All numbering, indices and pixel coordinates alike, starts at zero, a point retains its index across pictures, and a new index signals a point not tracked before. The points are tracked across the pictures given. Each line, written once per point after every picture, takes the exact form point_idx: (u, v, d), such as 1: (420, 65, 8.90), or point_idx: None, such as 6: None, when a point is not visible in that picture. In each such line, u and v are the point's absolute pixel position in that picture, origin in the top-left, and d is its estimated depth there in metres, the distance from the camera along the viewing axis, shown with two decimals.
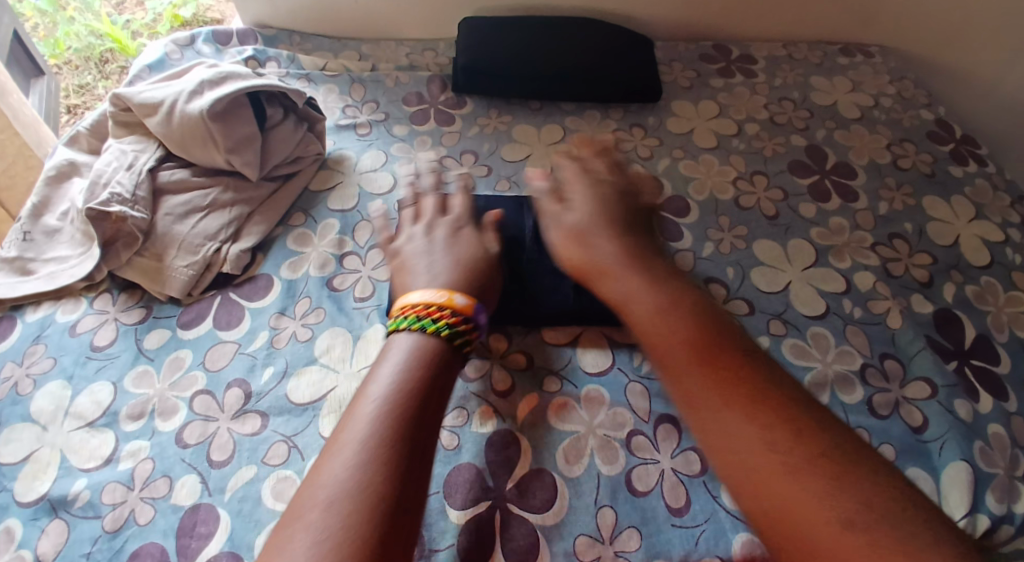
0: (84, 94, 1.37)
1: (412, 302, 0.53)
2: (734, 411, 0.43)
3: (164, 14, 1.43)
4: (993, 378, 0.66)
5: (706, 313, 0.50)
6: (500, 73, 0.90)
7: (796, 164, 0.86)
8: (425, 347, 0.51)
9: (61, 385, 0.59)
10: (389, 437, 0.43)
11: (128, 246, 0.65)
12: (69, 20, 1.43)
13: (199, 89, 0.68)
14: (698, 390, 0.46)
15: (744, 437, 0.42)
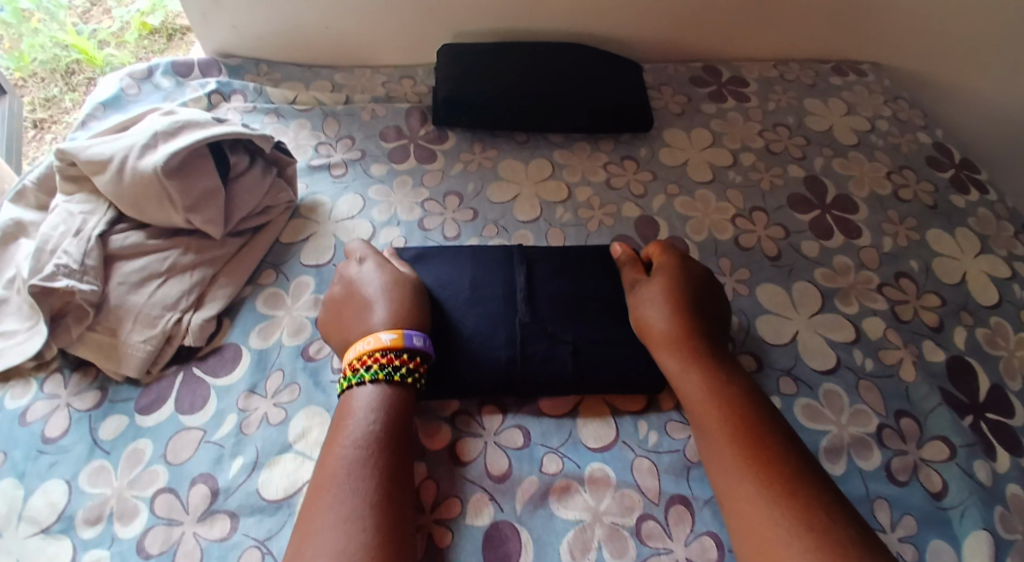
0: (51, 108, 1.20)
1: (354, 355, 0.55)
2: (758, 481, 0.49)
3: (131, 22, 1.29)
4: (1009, 433, 0.63)
5: (746, 404, 0.54)
6: (483, 104, 0.85)
7: (797, 198, 0.82)
8: (385, 398, 0.53)
9: (12, 484, 0.53)
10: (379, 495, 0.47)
11: (79, 320, 0.59)
12: (32, 29, 1.20)
13: (151, 141, 0.61)
14: (732, 462, 0.51)
15: (768, 522, 0.46)
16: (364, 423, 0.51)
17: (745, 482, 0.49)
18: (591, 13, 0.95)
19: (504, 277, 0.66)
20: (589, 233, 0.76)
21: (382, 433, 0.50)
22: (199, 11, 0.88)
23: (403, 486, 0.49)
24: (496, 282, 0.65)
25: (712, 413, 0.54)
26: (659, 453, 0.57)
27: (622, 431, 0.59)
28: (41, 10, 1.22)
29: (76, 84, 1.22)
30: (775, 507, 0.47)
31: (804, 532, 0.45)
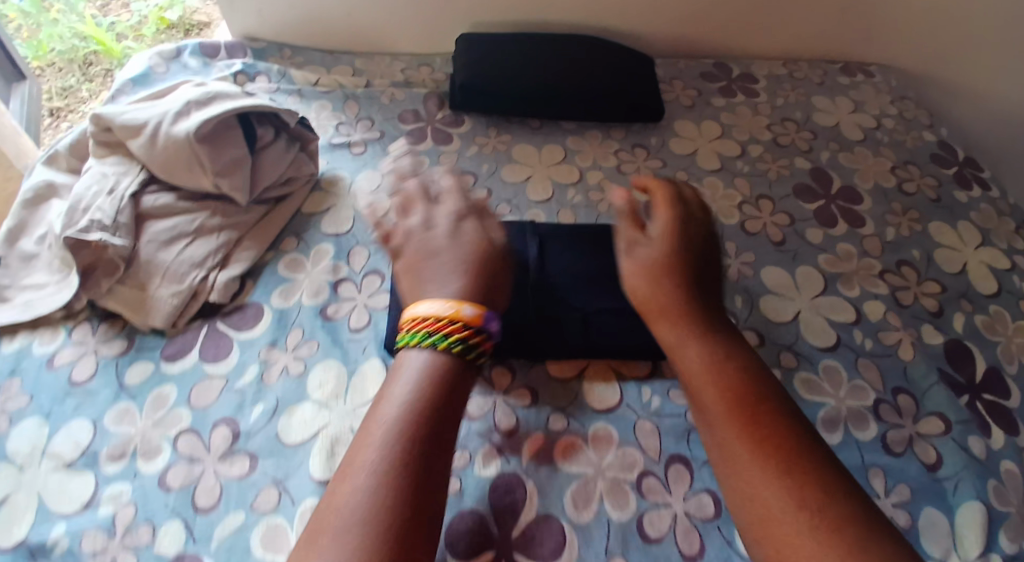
0: (68, 97, 1.26)
1: (415, 317, 0.55)
2: (756, 442, 0.47)
3: (149, 16, 1.35)
4: (1006, 413, 0.64)
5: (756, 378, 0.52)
6: (500, 90, 0.88)
7: (802, 188, 0.84)
8: (435, 366, 0.52)
9: (37, 423, 0.56)
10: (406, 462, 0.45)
11: (108, 274, 0.62)
12: (54, 22, 1.30)
13: (185, 109, 0.65)
14: (726, 420, 0.49)
15: (778, 499, 0.44)
16: (407, 386, 0.50)
17: (738, 442, 0.48)
18: (606, 8, 0.98)
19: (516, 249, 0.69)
20: (599, 214, 0.79)
21: (424, 400, 0.49)
22: None
23: (445, 450, 0.48)
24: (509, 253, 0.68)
25: (714, 388, 0.52)
26: (661, 416, 0.59)
27: (626, 395, 0.61)
28: (61, 3, 1.33)
29: (92, 73, 1.28)
30: (784, 485, 0.45)
31: (813, 498, 0.44)
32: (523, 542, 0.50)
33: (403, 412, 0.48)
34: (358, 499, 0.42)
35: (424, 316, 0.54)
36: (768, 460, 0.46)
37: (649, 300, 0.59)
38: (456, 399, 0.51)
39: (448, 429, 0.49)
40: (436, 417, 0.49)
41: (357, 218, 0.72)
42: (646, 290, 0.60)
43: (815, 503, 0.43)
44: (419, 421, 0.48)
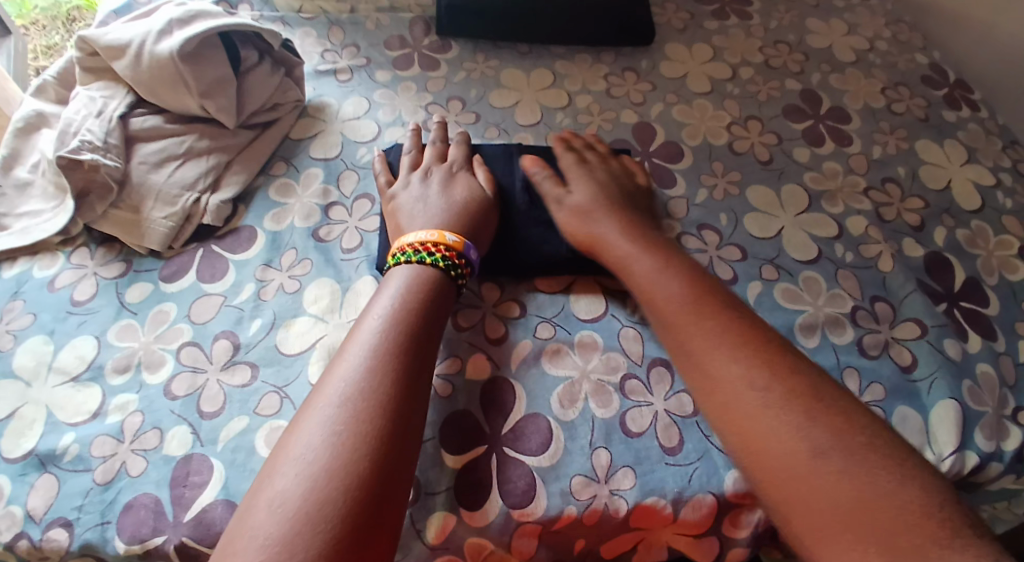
0: (53, 55, 1.26)
1: (404, 243, 0.59)
2: (746, 366, 0.50)
3: None
4: (981, 320, 0.67)
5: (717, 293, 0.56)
6: (487, 14, 0.86)
7: (791, 109, 0.84)
8: (419, 277, 0.56)
9: (42, 340, 0.57)
10: (387, 355, 0.49)
11: (102, 197, 0.62)
12: None
13: (167, 28, 0.64)
14: (709, 348, 0.52)
15: (752, 393, 0.48)
16: (382, 314, 0.52)
17: (724, 369, 0.50)
18: None
19: (503, 172, 0.70)
20: (587, 137, 0.79)
21: (408, 305, 0.53)
22: None
23: (426, 352, 0.51)
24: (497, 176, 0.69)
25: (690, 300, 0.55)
26: (644, 323, 0.62)
27: (611, 306, 0.63)
28: None
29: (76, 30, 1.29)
30: (760, 383, 0.49)
31: (797, 417, 0.46)
32: (512, 437, 0.54)
33: (376, 338, 0.50)
34: (321, 419, 0.45)
35: (412, 242, 0.58)
36: (755, 382, 0.49)
37: (593, 237, 0.62)
38: (431, 326, 0.53)
39: (422, 355, 0.51)
40: (408, 342, 0.51)
41: (347, 144, 0.73)
42: (587, 229, 0.63)
43: (798, 421, 0.46)
44: (390, 346, 0.50)
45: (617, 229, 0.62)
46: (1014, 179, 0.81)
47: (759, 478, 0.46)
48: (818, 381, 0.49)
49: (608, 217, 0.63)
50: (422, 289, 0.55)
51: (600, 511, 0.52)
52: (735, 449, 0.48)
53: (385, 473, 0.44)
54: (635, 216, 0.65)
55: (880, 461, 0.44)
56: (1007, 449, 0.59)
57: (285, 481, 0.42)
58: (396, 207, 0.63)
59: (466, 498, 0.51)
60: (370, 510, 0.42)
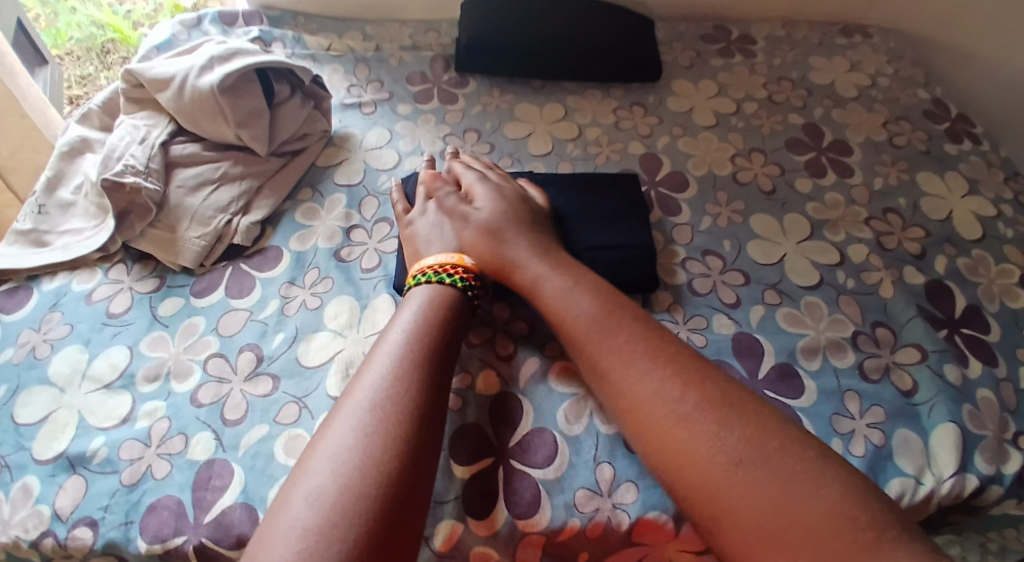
0: (86, 85, 1.39)
1: (423, 265, 0.62)
2: (654, 381, 0.50)
3: (165, 5, 1.43)
4: (983, 346, 0.68)
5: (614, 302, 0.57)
6: (504, 52, 0.92)
7: (793, 142, 0.87)
8: (441, 293, 0.59)
9: (78, 349, 0.61)
10: (412, 364, 0.52)
11: (142, 218, 0.67)
12: (71, 11, 1.42)
13: (208, 64, 0.70)
14: (619, 361, 0.53)
15: (658, 398, 0.50)
16: (405, 326, 0.55)
17: (631, 383, 0.51)
18: None
19: None
20: (596, 167, 0.82)
21: (431, 319, 0.56)
22: None
23: (448, 362, 0.55)
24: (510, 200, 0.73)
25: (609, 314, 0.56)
26: None
27: None
28: None
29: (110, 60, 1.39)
30: (671, 388, 0.50)
31: (728, 445, 0.46)
32: (519, 450, 0.56)
33: (401, 346, 0.53)
34: (351, 421, 0.48)
35: (432, 265, 0.61)
36: (668, 395, 0.49)
37: (496, 256, 0.62)
38: (451, 336, 0.57)
39: (442, 363, 0.54)
40: (431, 351, 0.54)
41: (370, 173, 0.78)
42: (493, 250, 0.63)
43: (720, 435, 0.46)
44: (414, 354, 0.53)
45: (527, 245, 0.63)
46: (1017, 210, 0.83)
47: (680, 490, 0.47)
48: (737, 398, 0.49)
49: (517, 235, 0.63)
50: (442, 303, 0.58)
51: (602, 524, 0.53)
52: (657, 462, 0.48)
53: (411, 471, 0.46)
54: (526, 233, 0.64)
55: (796, 468, 0.44)
56: (1008, 473, 0.59)
57: (318, 477, 0.45)
58: (414, 230, 0.67)
59: (474, 507, 0.53)
60: (400, 508, 0.44)
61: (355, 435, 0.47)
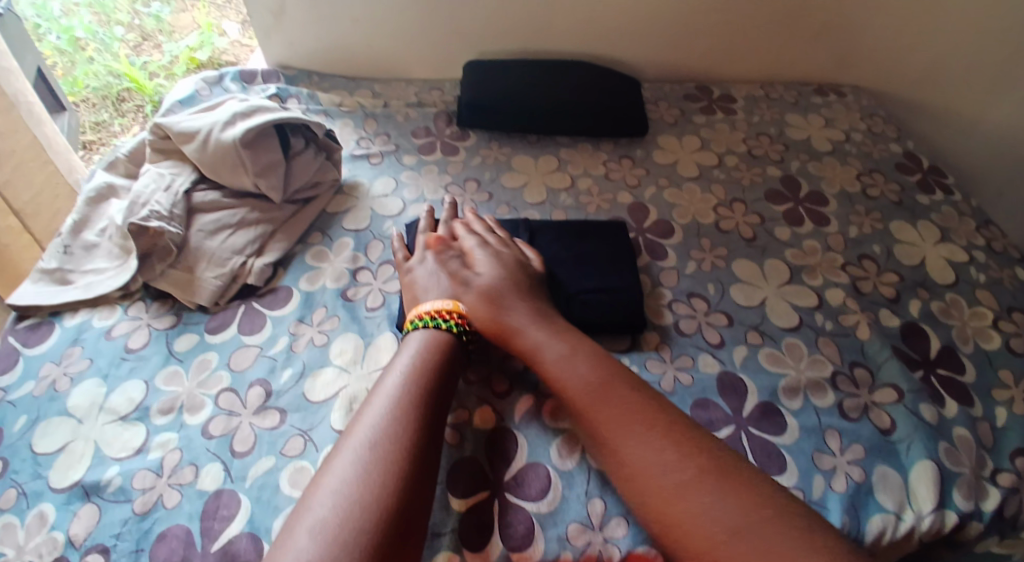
0: (100, 130, 1.47)
1: (422, 310, 0.66)
2: (660, 449, 0.54)
3: (181, 56, 1.49)
4: (957, 386, 0.71)
5: (608, 365, 0.61)
6: (502, 110, 0.99)
7: (772, 193, 0.93)
8: (438, 339, 0.63)
9: (97, 383, 0.65)
10: (410, 405, 0.56)
11: (162, 259, 0.72)
12: (89, 61, 1.49)
13: (231, 120, 0.76)
14: (619, 425, 0.56)
15: (654, 463, 0.53)
16: (403, 369, 0.59)
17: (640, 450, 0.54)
18: (597, 35, 1.09)
19: None
20: (587, 215, 0.88)
21: (428, 362, 0.60)
22: (266, 29, 1.05)
23: (443, 404, 0.58)
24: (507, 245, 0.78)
25: (593, 378, 0.59)
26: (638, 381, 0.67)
27: None
28: (97, 42, 1.52)
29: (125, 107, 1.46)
30: (662, 452, 0.54)
31: (721, 510, 0.50)
32: (513, 484, 0.59)
33: (398, 389, 0.57)
34: (351, 458, 0.51)
35: (428, 311, 0.65)
36: (667, 465, 0.53)
37: (498, 323, 0.65)
38: (446, 379, 0.60)
39: (437, 405, 0.57)
40: (426, 394, 0.57)
41: (376, 218, 0.83)
42: (492, 316, 0.65)
43: (714, 501, 0.50)
44: (411, 397, 0.56)
45: (526, 312, 0.65)
46: (987, 256, 0.88)
47: (676, 548, 0.50)
48: (727, 464, 0.53)
49: (514, 302, 0.66)
50: (437, 348, 0.62)
51: (594, 557, 0.55)
52: (653, 525, 0.52)
53: (408, 507, 0.49)
54: (534, 298, 0.67)
55: (786, 532, 0.48)
56: (986, 509, 0.62)
57: (321, 510, 0.48)
58: (417, 272, 0.72)
59: (470, 539, 0.56)
60: (398, 542, 0.47)
61: (354, 474, 0.50)
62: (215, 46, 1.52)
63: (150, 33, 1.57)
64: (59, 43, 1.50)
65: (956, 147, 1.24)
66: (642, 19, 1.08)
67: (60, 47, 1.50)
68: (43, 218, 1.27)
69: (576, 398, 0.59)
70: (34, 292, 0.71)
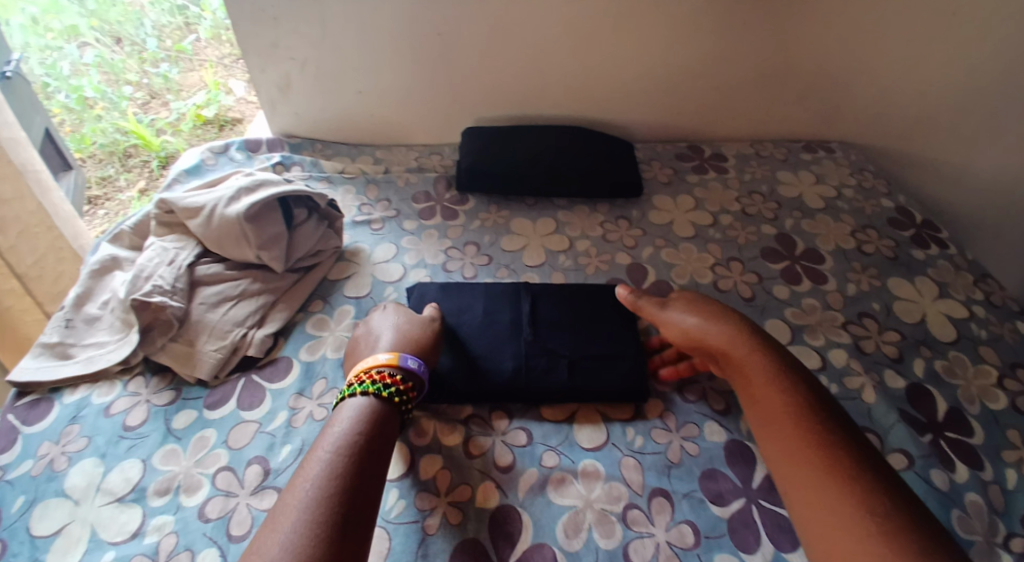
0: (106, 185, 1.53)
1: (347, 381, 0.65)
2: (827, 475, 0.55)
3: (188, 114, 1.51)
4: (966, 448, 0.70)
5: (803, 390, 0.62)
6: (498, 173, 1.01)
7: (769, 251, 0.94)
8: (371, 409, 0.61)
9: (94, 462, 0.64)
10: (342, 487, 0.52)
11: (163, 332, 0.72)
12: (97, 118, 1.50)
13: (236, 194, 0.78)
14: (795, 442, 0.59)
15: (820, 484, 0.55)
16: (333, 445, 0.56)
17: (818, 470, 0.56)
18: (591, 100, 1.13)
19: (510, 309, 0.78)
20: (586, 277, 0.89)
21: (360, 437, 0.57)
22: (272, 101, 1.08)
23: (377, 480, 0.55)
24: (507, 310, 0.78)
25: (795, 401, 0.61)
26: (643, 452, 0.66)
27: (611, 435, 0.68)
28: (106, 101, 1.50)
29: (129, 165, 1.51)
30: (831, 476, 0.55)
31: (874, 539, 0.50)
32: None
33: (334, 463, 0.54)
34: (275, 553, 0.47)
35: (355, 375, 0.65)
36: (835, 492, 0.54)
37: (704, 338, 0.69)
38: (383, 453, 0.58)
39: (371, 483, 0.54)
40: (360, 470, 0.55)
41: (376, 285, 0.84)
42: (697, 331, 0.70)
43: (872, 530, 0.51)
44: (345, 472, 0.54)
45: (727, 330, 0.68)
46: (986, 311, 0.88)
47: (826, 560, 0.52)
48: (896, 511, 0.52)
49: (714, 321, 0.70)
50: (371, 417, 0.59)
51: None
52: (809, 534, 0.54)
53: None
54: (743, 319, 0.70)
55: None
56: None
57: None
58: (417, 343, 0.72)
59: None
60: None
61: None
62: (221, 104, 1.55)
63: (158, 90, 1.55)
64: (66, 102, 1.51)
65: (947, 199, 1.27)
66: (634, 84, 1.11)
67: (69, 105, 1.52)
68: (46, 282, 1.28)
69: (765, 411, 0.62)
70: (35, 367, 0.71)
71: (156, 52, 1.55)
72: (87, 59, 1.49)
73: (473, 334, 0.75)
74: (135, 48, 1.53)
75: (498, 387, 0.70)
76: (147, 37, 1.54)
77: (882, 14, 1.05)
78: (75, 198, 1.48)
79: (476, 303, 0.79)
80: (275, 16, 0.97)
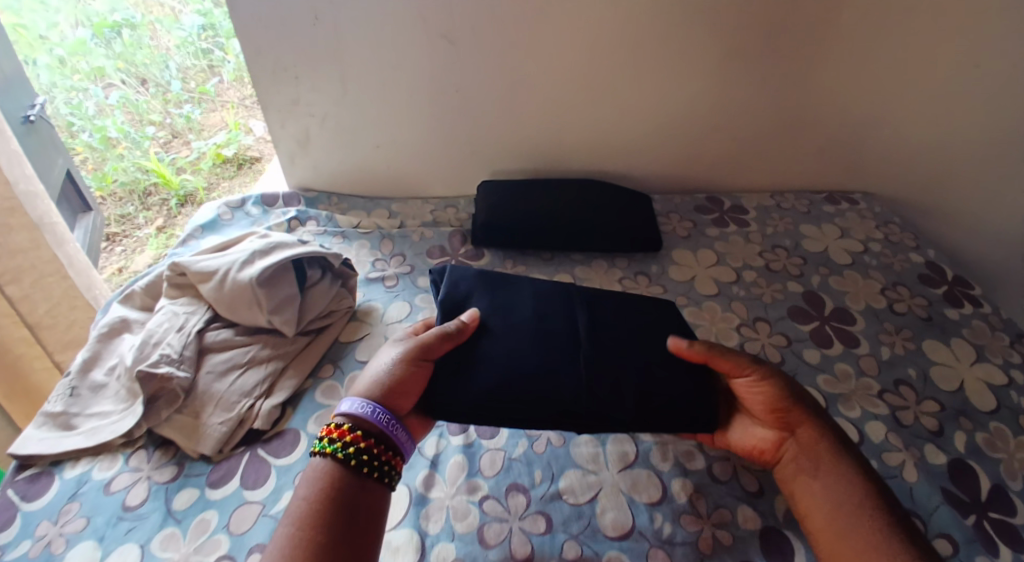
0: (125, 223, 1.53)
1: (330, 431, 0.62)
2: None
3: (209, 152, 1.54)
4: (1013, 533, 0.65)
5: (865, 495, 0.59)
6: (515, 228, 0.99)
7: (796, 311, 0.91)
8: (327, 474, 0.57)
9: (91, 546, 0.60)
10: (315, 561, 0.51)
11: (169, 403, 0.69)
12: (120, 156, 1.51)
13: (248, 257, 0.76)
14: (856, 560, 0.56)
15: None
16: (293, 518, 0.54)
17: (843, 541, 0.57)
18: (608, 152, 1.12)
19: (567, 314, 0.73)
20: None
21: (322, 503, 0.55)
22: (290, 154, 1.07)
23: (349, 536, 0.54)
24: (561, 316, 0.72)
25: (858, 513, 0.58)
26: (672, 544, 0.63)
27: (637, 521, 0.65)
28: (128, 140, 1.51)
29: (150, 201, 1.51)
30: None
31: None
32: None
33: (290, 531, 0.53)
34: None
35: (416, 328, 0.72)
36: None
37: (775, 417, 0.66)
38: (350, 514, 0.55)
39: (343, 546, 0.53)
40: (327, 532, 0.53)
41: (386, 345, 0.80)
42: (769, 407, 0.66)
43: None
44: (308, 545, 0.52)
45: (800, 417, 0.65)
46: None
47: None
48: None
49: (789, 402, 0.66)
50: (328, 481, 0.56)
51: None
52: None
53: None
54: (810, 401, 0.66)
55: None
56: None
57: None
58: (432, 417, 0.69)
59: None
60: None
61: None
62: (242, 143, 1.57)
63: (179, 129, 1.58)
64: (89, 141, 1.50)
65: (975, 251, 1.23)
66: (653, 137, 1.10)
67: (92, 144, 1.52)
68: (57, 332, 1.27)
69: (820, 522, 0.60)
70: (35, 441, 0.68)
71: (179, 93, 1.56)
72: (111, 99, 1.50)
73: (521, 344, 0.68)
74: (159, 90, 1.55)
75: (558, 401, 0.65)
76: (173, 79, 1.55)
77: (907, 68, 1.03)
78: (92, 238, 1.45)
79: (525, 304, 0.74)
80: (296, 74, 0.98)
